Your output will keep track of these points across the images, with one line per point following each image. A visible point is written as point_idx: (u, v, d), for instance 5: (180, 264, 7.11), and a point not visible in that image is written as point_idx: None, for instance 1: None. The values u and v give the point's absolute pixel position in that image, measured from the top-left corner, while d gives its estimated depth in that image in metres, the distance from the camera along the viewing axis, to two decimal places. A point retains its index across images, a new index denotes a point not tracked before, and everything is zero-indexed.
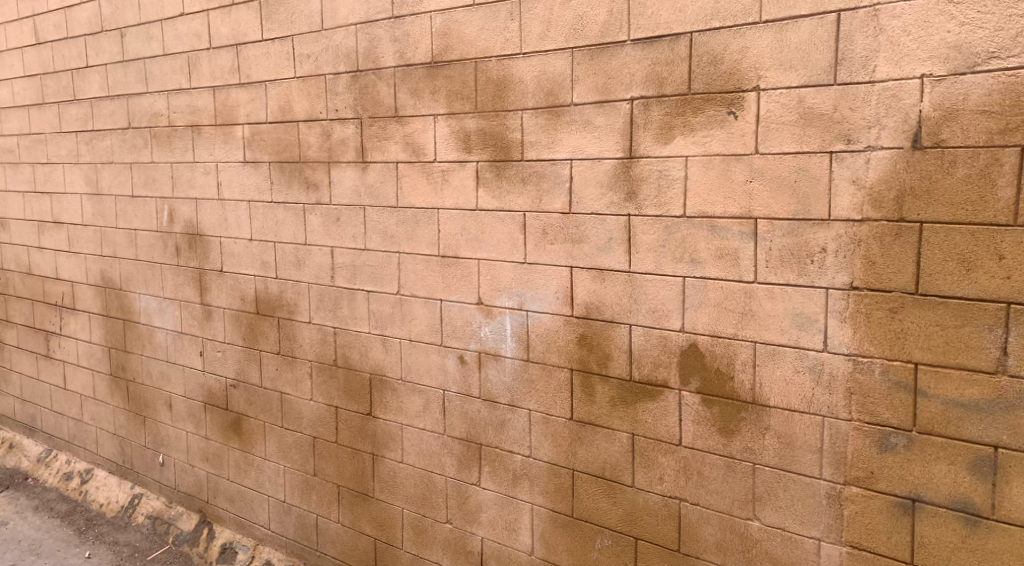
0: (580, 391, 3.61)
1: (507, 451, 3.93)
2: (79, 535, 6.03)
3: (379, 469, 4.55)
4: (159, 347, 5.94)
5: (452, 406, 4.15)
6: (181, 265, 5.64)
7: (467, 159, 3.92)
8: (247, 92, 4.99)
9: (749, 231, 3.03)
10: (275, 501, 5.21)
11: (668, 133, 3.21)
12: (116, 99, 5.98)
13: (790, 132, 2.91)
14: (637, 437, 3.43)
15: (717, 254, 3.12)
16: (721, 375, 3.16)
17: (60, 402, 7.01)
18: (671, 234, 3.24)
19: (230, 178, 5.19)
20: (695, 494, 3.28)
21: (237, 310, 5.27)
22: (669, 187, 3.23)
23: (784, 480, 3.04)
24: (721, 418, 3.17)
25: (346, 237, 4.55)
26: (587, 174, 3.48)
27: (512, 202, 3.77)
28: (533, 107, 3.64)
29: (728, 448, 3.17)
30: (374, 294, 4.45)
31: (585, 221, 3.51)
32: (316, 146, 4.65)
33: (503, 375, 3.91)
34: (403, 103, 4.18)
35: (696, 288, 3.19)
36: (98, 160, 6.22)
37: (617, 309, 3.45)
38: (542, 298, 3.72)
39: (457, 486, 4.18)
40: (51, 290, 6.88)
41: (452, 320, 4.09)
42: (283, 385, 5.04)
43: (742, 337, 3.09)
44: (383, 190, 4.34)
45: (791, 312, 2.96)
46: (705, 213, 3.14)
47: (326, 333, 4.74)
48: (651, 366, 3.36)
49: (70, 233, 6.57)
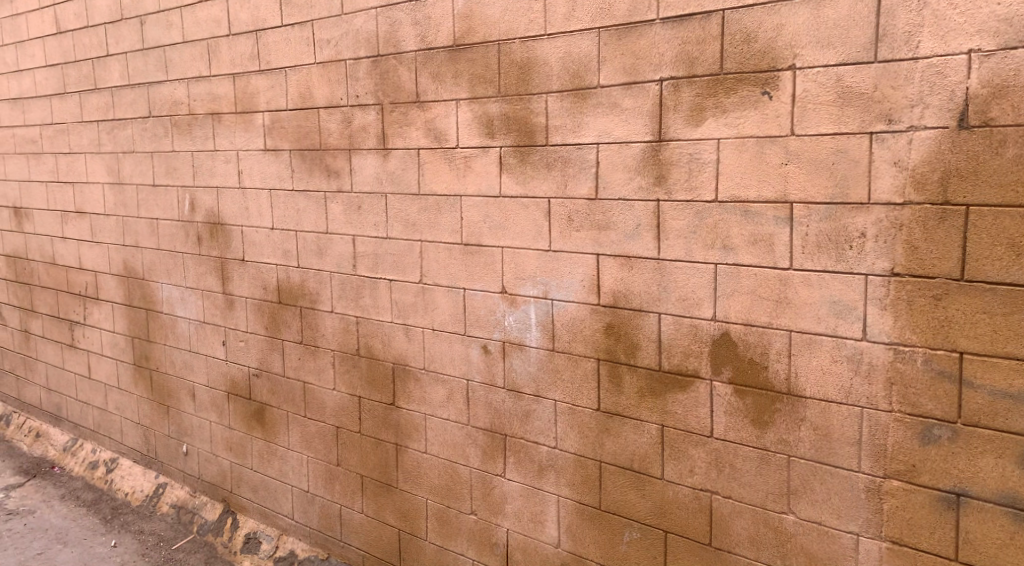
0: (607, 381, 3.53)
1: (533, 442, 3.86)
2: (105, 524, 6.05)
3: (402, 460, 4.50)
4: (181, 336, 5.92)
5: (476, 396, 4.08)
6: (203, 254, 5.61)
7: (490, 144, 3.84)
8: (267, 79, 4.92)
9: (784, 216, 2.93)
10: (298, 491, 5.18)
11: (699, 115, 3.11)
12: (137, 87, 5.95)
13: (828, 112, 2.80)
14: (667, 428, 3.35)
15: (750, 240, 3.02)
16: (754, 364, 3.07)
17: (85, 391, 7.03)
18: (702, 220, 3.15)
19: (251, 166, 5.14)
20: (728, 487, 3.20)
21: (259, 300, 5.23)
22: (700, 171, 3.13)
23: (820, 473, 2.94)
24: (754, 410, 3.08)
25: (368, 225, 4.48)
26: (614, 158, 3.39)
27: (537, 188, 3.68)
28: (558, 90, 3.54)
29: (761, 440, 3.08)
30: (396, 283, 4.39)
31: (612, 207, 3.42)
32: (337, 133, 4.58)
33: (528, 365, 3.83)
34: (425, 88, 4.10)
35: (728, 275, 3.10)
36: (120, 149, 6.20)
37: (646, 297, 3.36)
38: (568, 287, 3.63)
39: (481, 477, 4.11)
40: (75, 280, 6.89)
41: (476, 309, 4.01)
42: (306, 375, 5.00)
43: (776, 326, 2.99)
44: (404, 177, 4.26)
45: (827, 299, 2.86)
46: (738, 197, 3.04)
47: (348, 322, 4.68)
48: (681, 356, 3.27)
49: (93, 222, 6.57)
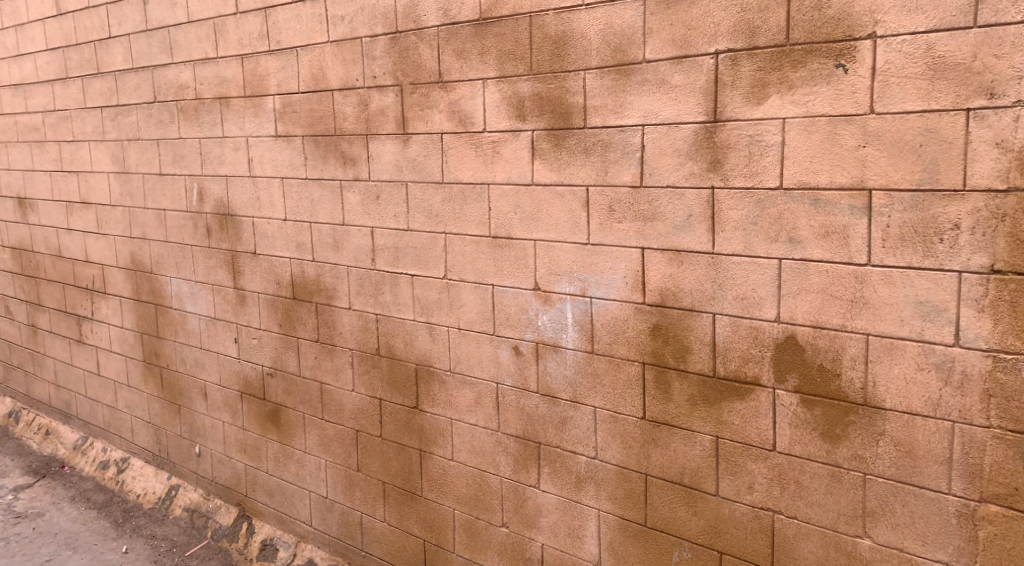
0: (654, 387, 3.21)
1: (570, 452, 3.55)
2: (116, 528, 5.80)
3: (427, 467, 4.21)
4: (192, 333, 5.65)
5: (506, 400, 3.77)
6: (212, 246, 5.32)
7: (521, 127, 3.51)
8: (277, 59, 4.60)
9: (862, 205, 2.60)
10: (316, 496, 4.91)
11: (761, 92, 2.77)
12: (141, 71, 5.64)
13: (915, 86, 2.45)
14: (722, 440, 3.04)
15: (821, 232, 2.70)
16: (824, 372, 2.75)
17: (94, 388, 6.78)
18: (764, 210, 2.82)
19: (262, 153, 4.83)
20: (793, 506, 2.89)
21: (272, 295, 4.94)
22: (762, 155, 2.79)
23: (902, 495, 2.62)
24: (824, 422, 2.77)
25: (388, 216, 4.17)
26: (661, 142, 3.05)
27: (574, 175, 3.35)
28: (598, 66, 3.20)
29: (832, 455, 2.77)
30: (419, 278, 4.08)
31: (659, 196, 3.09)
32: (353, 117, 4.26)
33: (564, 368, 3.52)
34: (448, 66, 3.76)
35: (794, 271, 2.77)
36: (124, 137, 5.91)
37: (698, 296, 3.03)
38: (609, 284, 3.31)
39: (513, 487, 3.82)
40: (81, 274, 6.62)
41: (506, 307, 3.70)
42: (323, 375, 4.71)
43: (851, 329, 2.67)
44: (426, 164, 3.94)
45: (912, 299, 2.53)
46: (806, 183, 2.71)
47: (367, 320, 4.38)
48: (739, 361, 2.95)
49: (99, 213, 6.29)
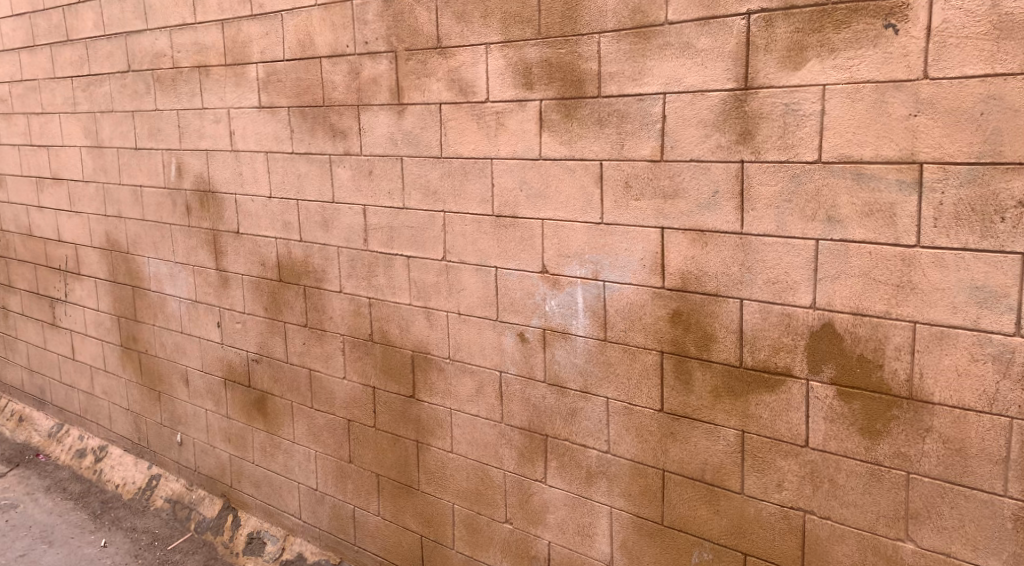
0: (673, 377, 2.99)
1: (579, 445, 3.33)
2: (94, 521, 5.53)
3: (424, 460, 3.97)
4: (172, 316, 5.36)
5: (510, 390, 3.53)
6: (193, 225, 5.02)
7: (528, 97, 3.24)
8: (260, 25, 4.30)
9: (911, 180, 2.38)
10: (306, 488, 4.66)
11: (798, 57, 2.53)
12: (113, 38, 5.29)
13: (977, 48, 2.23)
14: (748, 434, 2.82)
15: (863, 210, 2.48)
16: (864, 363, 2.53)
17: (69, 373, 6.48)
18: (800, 185, 2.59)
19: (244, 126, 4.54)
20: (826, 507, 2.68)
21: (257, 277, 4.66)
22: (799, 125, 2.56)
23: (949, 496, 2.42)
24: (863, 416, 2.55)
25: (381, 193, 3.90)
26: (685, 111, 2.81)
27: (586, 149, 3.10)
28: (614, 29, 2.95)
29: (872, 453, 2.55)
30: (415, 260, 3.82)
31: (682, 171, 2.84)
32: (343, 86, 3.97)
33: (574, 357, 3.29)
34: (447, 30, 3.48)
35: (833, 253, 2.55)
36: (97, 109, 5.58)
37: (725, 279, 2.80)
38: (623, 267, 3.07)
39: (517, 482, 3.58)
40: (54, 253, 6.30)
41: (510, 291, 3.45)
42: (312, 361, 4.45)
43: (896, 315, 2.45)
44: (422, 137, 3.67)
45: (967, 284, 2.32)
46: (848, 156, 2.48)
47: (359, 304, 4.13)
48: (768, 350, 2.73)
49: (71, 189, 5.97)
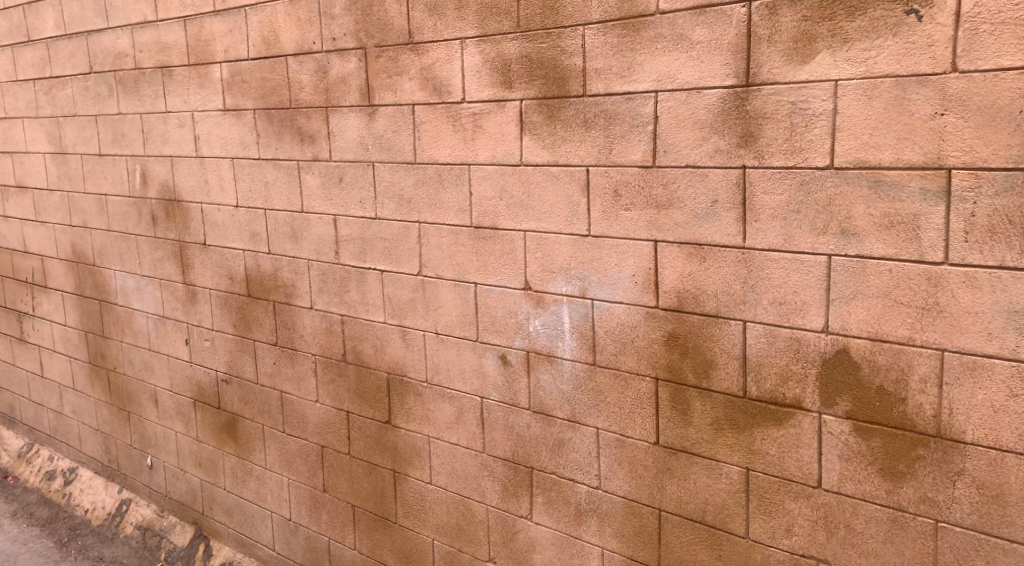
0: (669, 408, 2.69)
1: (567, 480, 3.02)
2: (59, 549, 5.22)
3: (401, 491, 3.66)
4: (139, 332, 5.06)
5: (493, 418, 3.23)
6: (159, 236, 4.72)
7: (507, 97, 2.94)
8: (223, 22, 4.00)
9: (937, 189, 2.08)
10: (279, 518, 4.35)
11: (807, 48, 2.23)
12: (74, 38, 4.99)
13: (1015, 36, 1.93)
14: (754, 472, 2.52)
15: (882, 222, 2.17)
16: (884, 396, 2.23)
17: (38, 391, 6.17)
18: (809, 195, 2.29)
19: (209, 131, 4.23)
20: (843, 556, 2.37)
21: (225, 292, 4.36)
22: (807, 126, 2.26)
23: (985, 549, 2.12)
24: (885, 456, 2.25)
25: (353, 202, 3.60)
26: (680, 111, 2.51)
27: (571, 154, 2.79)
28: (600, 21, 2.65)
29: (895, 498, 2.25)
30: (389, 275, 3.52)
31: (677, 178, 2.54)
32: (310, 86, 3.67)
33: (560, 383, 2.98)
34: (419, 24, 3.18)
35: (848, 271, 2.25)
36: (60, 113, 5.27)
37: (725, 300, 2.50)
38: (613, 284, 2.77)
39: (501, 518, 3.28)
40: (20, 265, 5.99)
41: (490, 309, 3.15)
42: (283, 383, 4.15)
43: (921, 342, 2.15)
44: (395, 141, 3.37)
45: (1003, 308, 2.02)
46: (863, 161, 2.18)
47: (331, 322, 3.82)
48: (775, 380, 2.43)
49: (36, 198, 5.66)
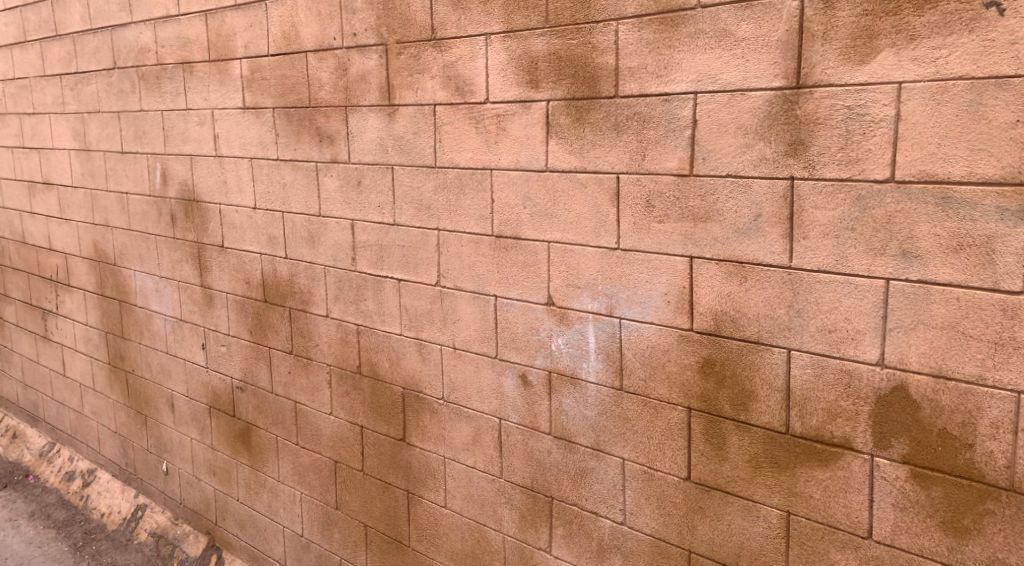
0: (703, 441, 2.44)
1: (590, 513, 2.79)
2: (73, 553, 5.12)
3: (415, 513, 3.46)
4: (157, 335, 4.93)
5: (511, 441, 3.01)
6: (178, 237, 4.58)
7: (533, 98, 2.73)
8: (244, 16, 3.85)
9: (1016, 208, 1.82)
10: (291, 533, 4.18)
11: (867, 46, 1.98)
12: (99, 32, 4.89)
13: None
14: (795, 518, 2.27)
15: (949, 244, 1.91)
16: (948, 440, 1.97)
17: (60, 390, 6.10)
18: (866, 211, 2.04)
19: (228, 129, 4.08)
20: None
21: (242, 296, 4.20)
22: (865, 134, 2.01)
23: None
24: (947, 508, 1.99)
25: (371, 206, 3.41)
26: (721, 115, 2.27)
27: (600, 160, 2.57)
28: (635, 15, 2.42)
29: (958, 557, 1.98)
30: (407, 285, 3.32)
31: (716, 189, 2.30)
32: (330, 85, 3.49)
33: (584, 407, 2.75)
34: (442, 19, 2.98)
35: (908, 297, 1.99)
36: (84, 109, 5.18)
37: (767, 324, 2.25)
38: (643, 303, 2.53)
39: (518, 548, 3.06)
40: (45, 262, 5.92)
41: (511, 324, 2.93)
42: (298, 393, 3.97)
43: (994, 382, 1.89)
44: (415, 143, 3.18)
45: None
46: (930, 175, 1.93)
47: (347, 331, 3.64)
48: (822, 416, 2.18)
49: (61, 195, 5.58)
